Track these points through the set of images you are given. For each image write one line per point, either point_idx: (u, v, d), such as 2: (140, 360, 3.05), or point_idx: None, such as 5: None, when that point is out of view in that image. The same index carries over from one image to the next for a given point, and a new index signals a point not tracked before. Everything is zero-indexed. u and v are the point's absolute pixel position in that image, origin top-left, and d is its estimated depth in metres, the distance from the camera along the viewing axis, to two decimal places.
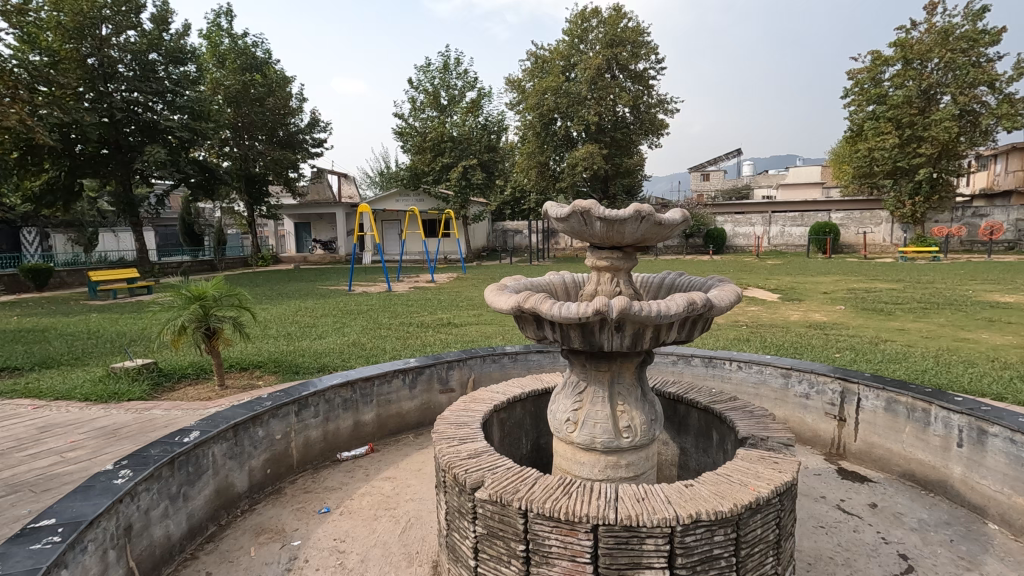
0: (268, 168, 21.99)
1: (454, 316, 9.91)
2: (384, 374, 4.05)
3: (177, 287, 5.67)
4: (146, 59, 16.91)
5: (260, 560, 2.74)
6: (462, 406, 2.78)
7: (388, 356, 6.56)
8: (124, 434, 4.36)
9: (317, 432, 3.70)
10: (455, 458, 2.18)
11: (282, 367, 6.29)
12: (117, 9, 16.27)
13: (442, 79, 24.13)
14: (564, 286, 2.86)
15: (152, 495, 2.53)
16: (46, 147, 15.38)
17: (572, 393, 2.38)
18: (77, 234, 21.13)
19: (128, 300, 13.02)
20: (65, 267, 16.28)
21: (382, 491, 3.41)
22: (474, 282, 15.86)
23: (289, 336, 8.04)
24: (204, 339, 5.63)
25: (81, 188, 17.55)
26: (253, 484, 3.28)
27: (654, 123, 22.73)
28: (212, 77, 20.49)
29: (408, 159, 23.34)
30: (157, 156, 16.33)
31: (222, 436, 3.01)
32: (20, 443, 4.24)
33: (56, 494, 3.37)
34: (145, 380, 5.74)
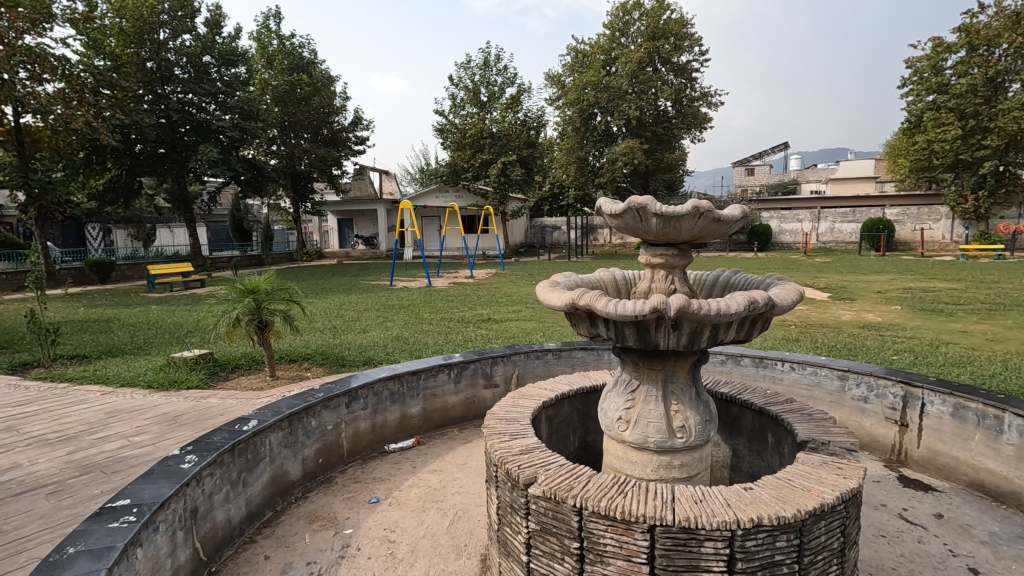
0: (313, 166, 22.63)
1: (494, 311, 9.99)
2: (430, 369, 4.10)
3: (231, 281, 5.89)
4: (201, 63, 17.61)
5: (314, 547, 2.82)
6: (511, 402, 2.79)
7: (431, 352, 6.63)
8: (184, 420, 4.58)
9: (366, 424, 3.78)
10: (507, 453, 2.19)
11: (329, 359, 6.46)
12: (173, 14, 17.02)
13: (483, 75, 24.27)
14: (615, 283, 2.82)
15: (215, 480, 2.64)
16: (108, 147, 16.27)
17: (624, 391, 2.36)
18: (136, 229, 22.29)
19: (183, 292, 13.65)
20: (125, 261, 17.19)
21: (428, 484, 3.46)
22: (513, 278, 15.95)
23: (335, 329, 8.26)
24: (257, 332, 5.85)
25: (139, 186, 18.44)
26: (307, 473, 3.39)
27: (698, 116, 22.26)
28: (261, 78, 21.23)
29: (448, 156, 23.61)
30: (210, 155, 16.95)
31: (278, 426, 3.12)
32: (91, 427, 4.51)
33: (125, 476, 3.58)
34: (202, 370, 6.01)
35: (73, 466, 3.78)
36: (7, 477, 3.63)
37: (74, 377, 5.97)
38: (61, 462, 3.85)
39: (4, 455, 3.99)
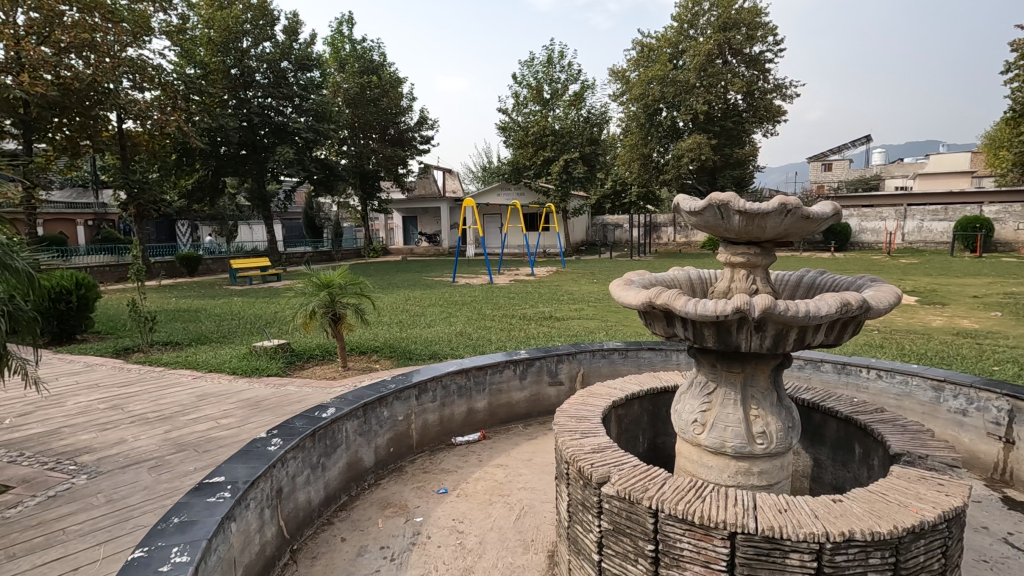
0: (380, 165, 23.42)
1: (555, 309, 9.98)
2: (497, 364, 4.15)
3: (308, 275, 6.21)
4: (279, 68, 18.59)
5: (387, 533, 2.93)
6: (581, 401, 2.79)
7: (495, 348, 6.70)
8: (265, 406, 4.88)
9: (434, 416, 3.88)
10: (579, 451, 2.19)
11: (396, 352, 6.67)
12: (256, 24, 18.08)
13: (546, 73, 24.28)
14: (690, 283, 2.75)
15: (297, 463, 2.79)
16: (197, 150, 17.51)
17: (700, 393, 2.30)
18: (220, 226, 23.90)
19: (261, 285, 14.49)
20: (211, 255, 18.47)
21: (495, 478, 3.51)
22: (574, 276, 15.86)
23: (401, 323, 8.53)
24: (331, 324, 6.12)
25: (223, 186, 19.73)
26: (378, 460, 3.51)
27: (770, 109, 21.29)
28: (334, 81, 22.19)
29: (511, 154, 23.79)
30: (287, 155, 17.93)
31: (354, 414, 3.26)
32: (184, 408, 4.89)
33: (215, 455, 3.85)
34: (280, 359, 6.38)
35: (169, 444, 4.10)
36: (115, 451, 4.00)
37: (168, 362, 6.48)
38: (160, 439, 4.20)
39: (112, 430, 4.39)
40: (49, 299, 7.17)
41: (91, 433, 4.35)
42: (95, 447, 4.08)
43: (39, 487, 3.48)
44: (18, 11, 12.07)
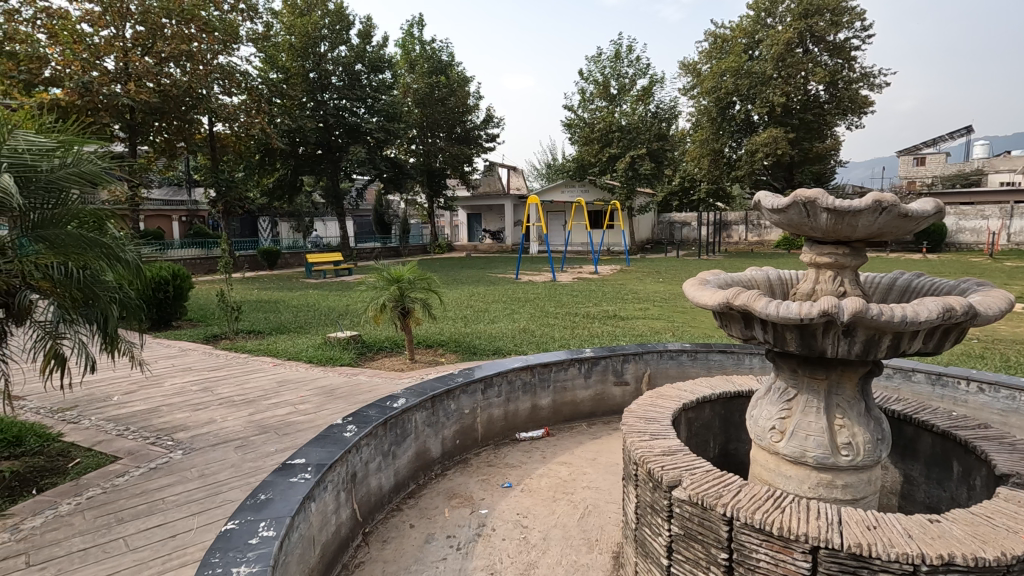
0: (447, 163, 23.92)
1: (620, 309, 9.81)
2: (562, 362, 4.14)
3: (379, 270, 6.45)
4: (353, 70, 19.36)
5: (453, 522, 3.00)
6: (649, 402, 2.74)
7: (558, 345, 6.69)
8: (339, 394, 5.12)
9: (499, 411, 3.93)
10: (649, 453, 2.15)
11: (461, 347, 6.81)
12: (333, 28, 18.93)
13: (613, 68, 23.92)
14: (769, 284, 2.63)
15: (370, 450, 2.91)
16: (277, 150, 18.57)
17: (778, 399, 2.20)
18: (297, 222, 25.25)
19: (334, 279, 15.17)
20: (289, 250, 19.56)
21: (558, 475, 3.51)
22: (639, 275, 15.54)
23: (466, 319, 8.69)
24: (400, 318, 6.32)
25: (300, 184, 20.80)
26: (445, 451, 3.60)
27: (856, 100, 19.96)
28: (404, 82, 22.88)
29: (576, 151, 23.65)
30: (359, 155, 18.70)
31: (422, 406, 3.36)
32: (266, 393, 5.21)
33: (294, 438, 4.09)
34: (352, 350, 6.68)
35: (253, 426, 4.39)
36: (206, 430, 4.32)
37: (251, 349, 6.92)
38: (245, 420, 4.51)
39: (203, 411, 4.76)
40: (150, 288, 7.84)
41: (186, 412, 4.74)
42: (189, 426, 4.43)
43: (142, 459, 3.83)
44: (126, 25, 13.28)
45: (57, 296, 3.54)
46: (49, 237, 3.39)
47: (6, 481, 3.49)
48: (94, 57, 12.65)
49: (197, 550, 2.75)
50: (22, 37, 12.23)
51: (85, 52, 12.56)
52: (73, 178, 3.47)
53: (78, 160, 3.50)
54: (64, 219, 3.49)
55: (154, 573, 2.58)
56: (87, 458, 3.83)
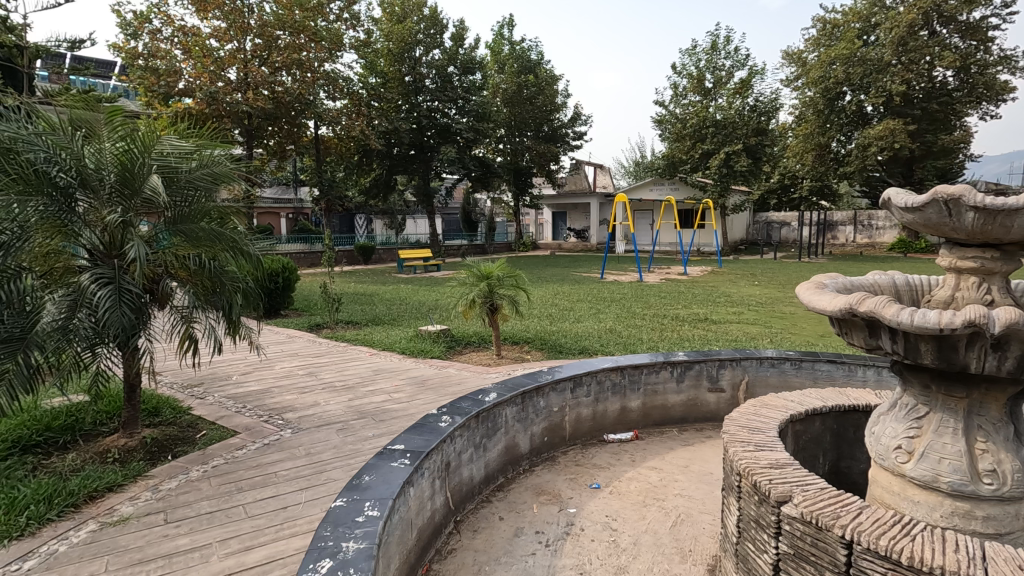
0: (534, 161, 24.08)
1: (712, 312, 9.41)
2: (653, 364, 4.04)
3: (470, 267, 6.61)
4: (446, 73, 19.99)
5: (542, 518, 3.02)
6: (752, 410, 2.61)
7: (646, 347, 6.53)
8: (430, 385, 5.32)
9: (588, 410, 3.90)
10: (754, 464, 2.04)
11: (547, 345, 6.82)
12: (427, 33, 19.64)
13: (709, 60, 22.94)
14: (895, 288, 2.41)
15: (463, 441, 2.99)
16: (375, 150, 19.59)
17: (906, 416, 2.02)
18: (390, 220, 26.52)
19: (424, 275, 15.80)
20: (382, 246, 20.61)
21: (649, 480, 3.43)
22: (733, 277, 14.81)
23: (551, 317, 8.72)
24: (488, 313, 6.44)
25: (394, 183, 21.76)
26: (534, 447, 3.63)
27: (993, 86, 17.85)
28: (494, 82, 23.26)
29: (667, 148, 23.08)
30: (450, 155, 19.36)
31: (513, 401, 3.40)
32: (363, 381, 5.52)
33: (389, 424, 4.31)
34: (443, 343, 6.91)
35: (352, 411, 4.66)
36: (311, 412, 4.65)
37: (350, 338, 7.35)
38: (345, 405, 4.80)
39: (309, 394, 5.12)
40: (263, 279, 8.55)
41: (293, 395, 5.12)
42: (297, 407, 4.78)
43: (258, 436, 4.18)
44: (246, 38, 14.58)
45: (193, 283, 3.97)
46: (186, 231, 3.82)
47: (148, 446, 3.94)
48: (220, 69, 13.97)
49: (306, 522, 2.97)
50: (162, 54, 13.75)
51: (212, 65, 13.88)
52: (208, 178, 3.96)
53: (211, 162, 3.99)
54: (199, 216, 3.92)
55: (269, 539, 2.82)
56: (212, 431, 4.25)
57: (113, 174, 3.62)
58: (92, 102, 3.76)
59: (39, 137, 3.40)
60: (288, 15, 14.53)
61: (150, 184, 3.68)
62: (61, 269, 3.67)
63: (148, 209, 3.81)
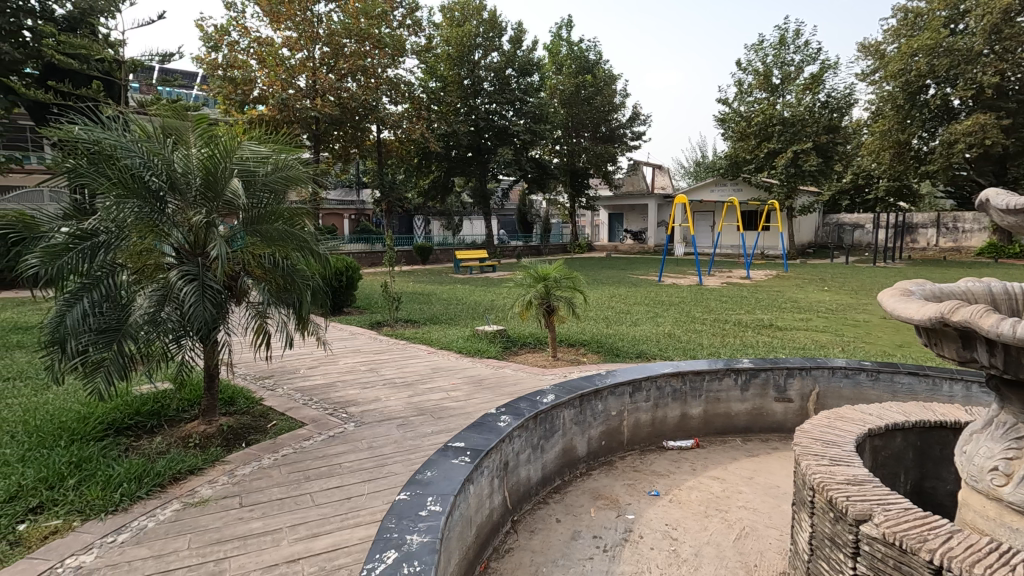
0: (590, 162, 23.90)
1: (776, 318, 9.02)
2: (716, 371, 3.91)
3: (527, 268, 6.63)
4: (504, 75, 20.19)
5: (599, 523, 2.99)
6: (826, 423, 2.48)
7: (706, 353, 6.34)
8: (487, 384, 5.37)
9: (646, 416, 3.83)
10: (829, 479, 1.95)
11: (603, 348, 6.74)
12: (487, 36, 19.91)
13: (776, 55, 22.03)
14: (992, 296, 2.23)
15: (521, 441, 3.01)
16: (434, 153, 20.04)
17: (1003, 435, 1.87)
18: (447, 221, 27.03)
19: (479, 275, 16.02)
20: (439, 247, 21.06)
21: (711, 490, 3.33)
22: (800, 282, 14.13)
23: (608, 319, 8.63)
24: (545, 315, 6.44)
25: (451, 185, 22.16)
26: (591, 451, 3.59)
27: None
28: (552, 84, 23.25)
29: (730, 148, 22.35)
30: (507, 156, 19.54)
31: (571, 403, 3.39)
32: (422, 378, 5.65)
33: (447, 422, 4.38)
34: (499, 343, 6.98)
35: (411, 407, 4.78)
36: (373, 407, 4.81)
37: (409, 336, 7.54)
38: (405, 402, 4.93)
39: (370, 390, 5.29)
40: (329, 278, 8.93)
41: (356, 390, 5.31)
42: (359, 402, 4.95)
43: (323, 428, 4.36)
44: (316, 47, 15.25)
45: (267, 280, 4.18)
46: (263, 232, 4.03)
47: (224, 433, 4.19)
48: (291, 77, 14.73)
49: (369, 513, 3.08)
50: (239, 64, 14.60)
51: (284, 73, 14.65)
52: (282, 180, 4.18)
53: (285, 165, 4.20)
54: (273, 216, 4.13)
55: (334, 527, 2.93)
56: (282, 422, 4.47)
57: (198, 177, 3.89)
58: (181, 111, 4.08)
59: (135, 144, 3.72)
60: (354, 24, 15.09)
61: (231, 186, 3.93)
62: (152, 266, 3.91)
63: (228, 211, 4.04)
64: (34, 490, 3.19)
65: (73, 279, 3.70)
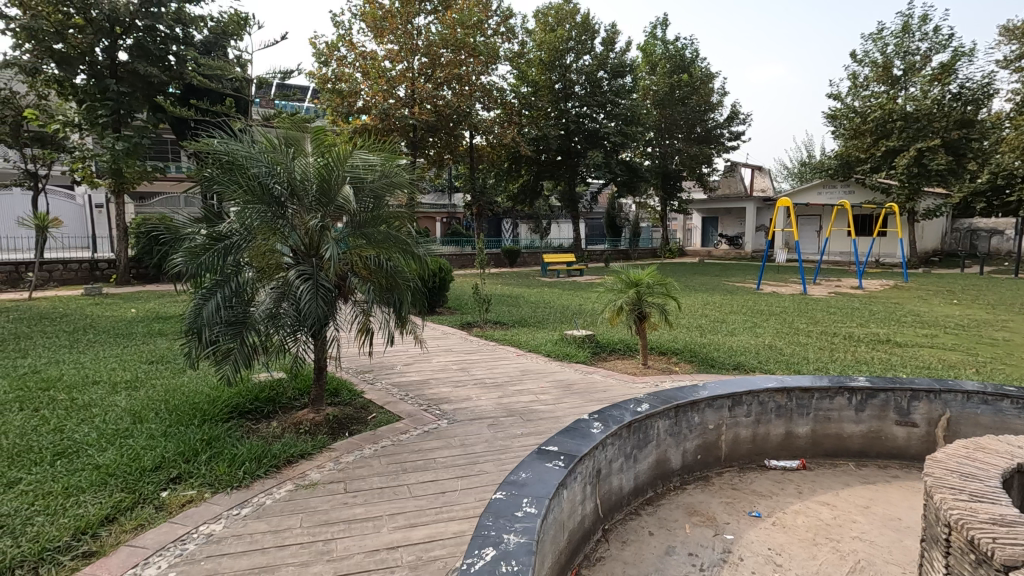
0: (684, 164, 23.12)
1: (895, 332, 8.20)
2: (827, 389, 3.63)
3: (619, 273, 6.52)
4: (595, 78, 20.04)
5: (695, 541, 2.88)
6: (963, 453, 2.24)
7: (812, 368, 5.91)
8: (576, 389, 5.36)
9: (747, 432, 3.63)
10: (971, 518, 1.74)
11: (698, 357, 6.49)
12: (579, 40, 19.91)
13: (899, 44, 20.09)
14: None
15: (614, 449, 2.96)
16: (524, 157, 20.32)
17: None
18: (535, 224, 27.26)
19: (567, 279, 15.99)
20: (527, 250, 21.29)
21: (820, 516, 3.10)
22: (923, 293, 12.75)
23: (702, 328, 8.29)
24: (636, 321, 6.29)
25: (540, 188, 22.33)
26: (686, 464, 3.46)
27: None
28: (645, 84, 22.78)
29: (841, 146, 20.69)
30: (596, 159, 19.36)
31: (666, 414, 3.29)
32: (511, 379, 5.74)
33: (537, 425, 4.42)
34: (588, 348, 6.94)
35: (501, 408, 4.87)
36: (465, 405, 4.95)
37: (498, 338, 7.69)
38: (495, 402, 5.03)
39: (462, 388, 5.45)
40: (425, 278, 9.33)
41: (448, 387, 5.50)
42: (452, 400, 5.12)
43: (418, 423, 4.55)
44: (415, 58, 15.99)
45: (372, 281, 4.42)
46: (369, 234, 4.28)
47: (330, 422, 4.49)
48: (392, 87, 15.56)
49: (462, 508, 3.17)
50: (346, 77, 15.63)
51: (386, 84, 15.50)
52: (387, 187, 4.41)
53: (390, 173, 4.44)
54: (378, 220, 4.37)
55: (430, 519, 3.06)
56: (381, 414, 4.72)
57: (314, 184, 4.21)
58: (301, 124, 4.46)
59: (262, 155, 4.11)
60: (451, 34, 15.63)
61: (343, 193, 4.21)
62: (273, 265, 4.21)
63: (338, 215, 4.33)
64: (174, 462, 3.61)
65: (208, 276, 4.14)
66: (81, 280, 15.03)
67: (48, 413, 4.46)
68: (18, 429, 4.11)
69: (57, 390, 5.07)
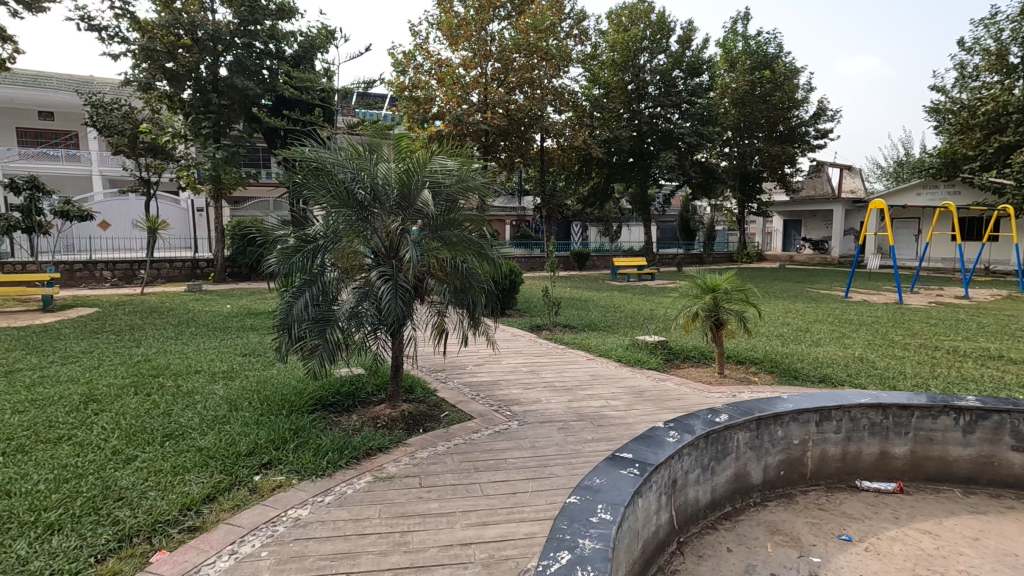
0: (764, 164, 22.07)
1: (1007, 348, 7.40)
2: (929, 407, 3.34)
3: (694, 278, 6.30)
4: (670, 77, 19.57)
5: (778, 561, 2.75)
6: None
7: (911, 384, 5.45)
8: (648, 396, 5.24)
9: (836, 450, 3.41)
10: None
11: (779, 368, 6.16)
12: (654, 39, 19.47)
13: (1017, 29, 18.13)
14: None
15: (690, 460, 2.87)
16: (595, 159, 20.17)
17: None
18: (605, 226, 26.95)
19: (637, 283, 15.68)
20: (597, 253, 21.11)
21: (920, 545, 2.86)
22: None
23: (783, 337, 7.87)
24: (712, 328, 6.06)
25: (611, 191, 22.03)
26: (767, 480, 3.30)
27: None
28: (721, 82, 21.49)
29: (944, 143, 19.00)
30: (669, 160, 18.84)
31: (746, 426, 3.14)
32: (581, 384, 5.70)
33: (607, 431, 4.36)
34: (661, 354, 6.77)
35: (571, 412, 4.85)
36: (534, 408, 4.98)
37: (567, 341, 7.66)
38: (565, 405, 5.02)
39: (532, 391, 5.48)
40: (496, 280, 9.47)
41: (518, 389, 5.54)
42: (522, 402, 5.16)
43: (489, 423, 4.62)
44: (488, 63, 16.25)
45: (448, 282, 4.56)
46: (446, 236, 4.41)
47: (405, 418, 4.66)
48: (466, 93, 15.95)
49: (532, 510, 3.19)
50: (422, 85, 16.08)
51: (460, 91, 15.90)
52: (462, 190, 4.53)
53: (467, 177, 4.56)
54: (454, 223, 4.51)
55: (502, 519, 3.10)
56: (453, 413, 4.84)
57: (395, 189, 4.39)
58: (383, 131, 4.63)
59: (348, 162, 4.33)
60: (524, 39, 15.74)
61: (422, 197, 4.36)
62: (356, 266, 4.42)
63: (417, 218, 4.48)
64: (266, 449, 3.88)
65: (297, 276, 4.40)
66: (184, 278, 16.43)
67: (158, 398, 4.92)
68: (134, 411, 4.56)
69: (165, 377, 5.58)
